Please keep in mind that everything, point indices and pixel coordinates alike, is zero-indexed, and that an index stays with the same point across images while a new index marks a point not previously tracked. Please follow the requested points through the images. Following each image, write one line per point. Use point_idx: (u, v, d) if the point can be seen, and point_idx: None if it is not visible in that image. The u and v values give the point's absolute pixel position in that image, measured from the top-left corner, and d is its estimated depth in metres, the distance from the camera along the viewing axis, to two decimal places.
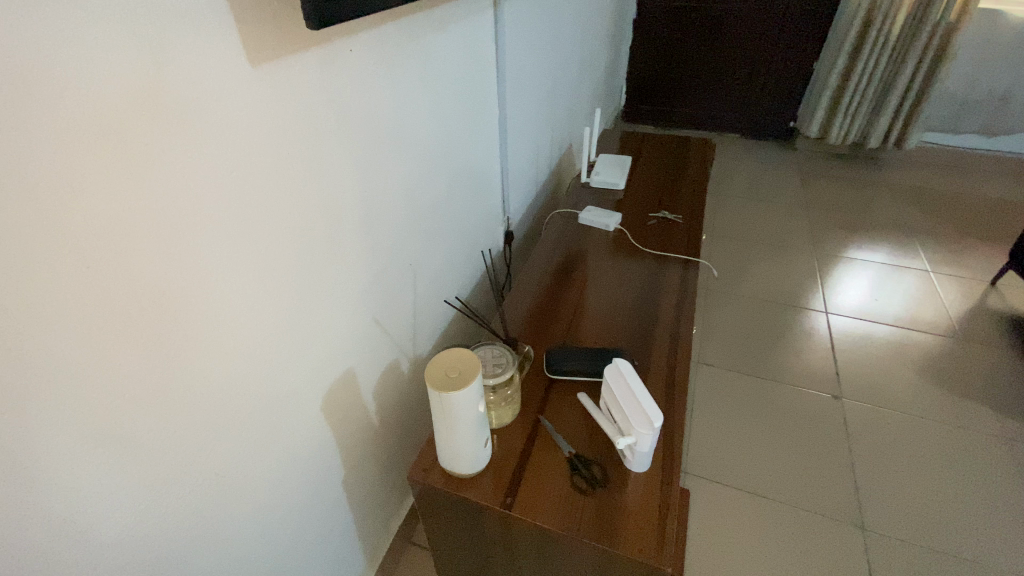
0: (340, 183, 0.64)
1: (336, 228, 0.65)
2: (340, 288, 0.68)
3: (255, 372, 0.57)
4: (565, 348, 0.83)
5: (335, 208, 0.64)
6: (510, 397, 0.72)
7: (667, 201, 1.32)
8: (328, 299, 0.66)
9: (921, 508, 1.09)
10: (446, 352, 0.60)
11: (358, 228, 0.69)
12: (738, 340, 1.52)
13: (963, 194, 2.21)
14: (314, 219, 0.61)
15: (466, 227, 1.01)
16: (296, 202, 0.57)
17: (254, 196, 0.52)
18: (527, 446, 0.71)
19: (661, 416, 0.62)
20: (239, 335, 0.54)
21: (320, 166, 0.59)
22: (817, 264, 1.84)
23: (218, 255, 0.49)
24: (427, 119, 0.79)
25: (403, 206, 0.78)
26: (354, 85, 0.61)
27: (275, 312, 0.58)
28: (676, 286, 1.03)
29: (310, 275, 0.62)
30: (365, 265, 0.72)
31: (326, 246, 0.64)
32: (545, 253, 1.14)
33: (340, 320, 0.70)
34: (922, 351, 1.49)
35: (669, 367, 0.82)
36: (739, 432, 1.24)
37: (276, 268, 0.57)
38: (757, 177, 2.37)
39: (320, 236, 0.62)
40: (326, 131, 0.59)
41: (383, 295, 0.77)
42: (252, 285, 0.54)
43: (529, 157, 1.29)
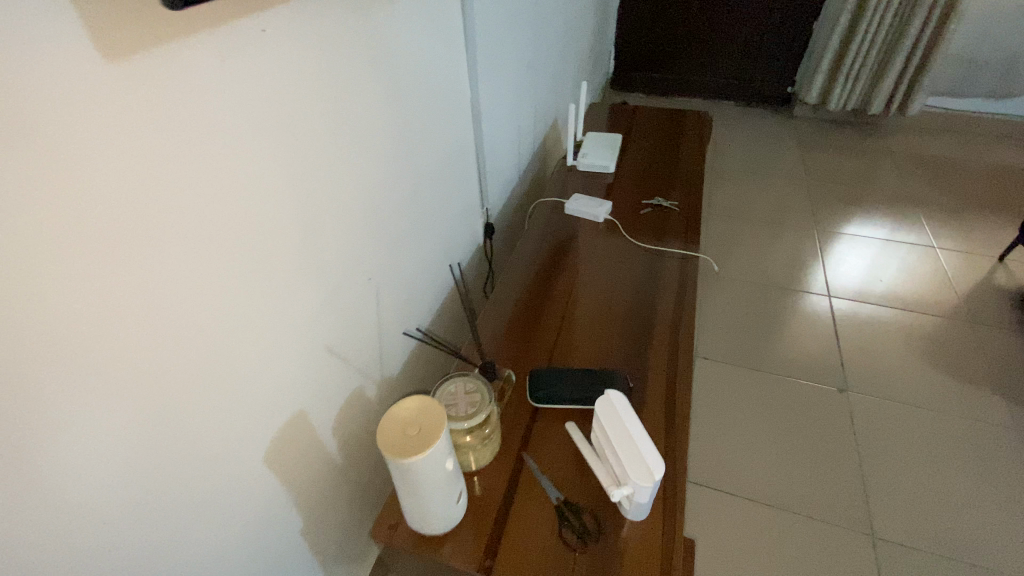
0: (270, 197, 0.52)
1: (268, 253, 0.53)
2: (284, 319, 0.57)
3: (172, 441, 0.46)
4: (550, 371, 0.73)
5: (264, 229, 0.52)
6: (488, 439, 0.62)
7: (661, 186, 1.21)
8: (267, 336, 0.55)
9: (933, 510, 1.03)
10: (404, 402, 0.50)
11: (301, 246, 0.57)
12: (737, 329, 1.43)
13: (967, 162, 2.11)
14: (235, 247, 0.48)
15: (438, 226, 0.90)
16: (205, 229, 0.45)
17: (149, 229, 0.40)
18: (509, 492, 0.62)
19: (663, 467, 0.54)
20: (139, 406, 0.42)
21: (235, 180, 0.47)
22: (818, 242, 1.74)
23: (88, 316, 0.37)
24: (381, 107, 0.67)
25: (358, 213, 0.67)
26: (276, 73, 0.49)
27: (191, 368, 0.47)
28: (674, 287, 0.93)
29: (237, 315, 0.51)
30: (313, 288, 0.61)
31: (256, 276, 0.52)
32: (527, 250, 1.03)
33: (286, 356, 0.59)
34: (929, 334, 1.42)
35: (669, 388, 0.73)
36: (740, 433, 1.16)
37: (185, 317, 0.45)
38: (753, 148, 2.24)
39: (245, 267, 0.50)
40: (241, 135, 0.46)
41: (339, 319, 0.66)
42: (151, 342, 0.42)
43: (508, 140, 1.16)
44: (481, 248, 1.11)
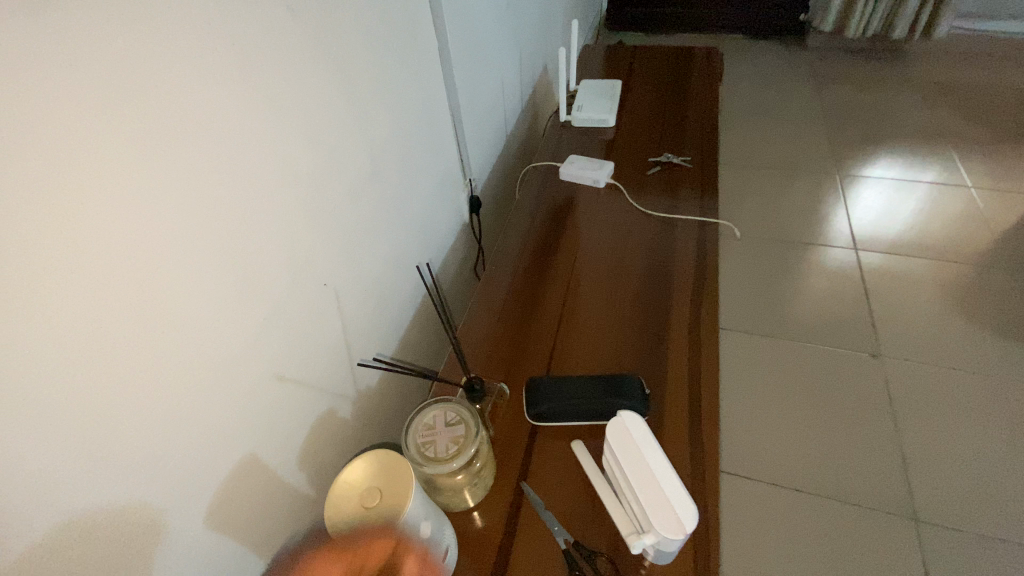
0: (182, 223, 0.39)
1: (192, 298, 0.41)
2: (236, 339, 0.46)
3: (79, 553, 0.35)
4: (550, 380, 0.63)
5: (180, 267, 0.39)
6: (477, 474, 0.52)
7: (668, 140, 1.06)
8: (206, 393, 0.44)
9: (980, 487, 0.94)
10: (351, 467, 0.38)
11: (234, 270, 0.45)
12: (757, 291, 1.30)
13: (999, 88, 1.93)
14: (140, 302, 0.36)
15: (409, 207, 0.77)
16: (86, 287, 0.33)
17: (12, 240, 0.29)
18: (510, 533, 0.52)
19: (697, 518, 0.44)
20: (24, 531, 0.31)
21: (121, 215, 0.34)
22: (841, 186, 1.59)
23: None
24: (319, 68, 0.53)
25: (303, 207, 0.53)
26: (153, 48, 0.35)
27: (115, 426, 0.36)
28: (691, 266, 0.81)
29: (159, 382, 0.39)
30: (256, 314, 0.49)
31: (179, 330, 0.40)
32: (518, 227, 0.90)
33: (230, 401, 0.47)
34: (968, 286, 1.29)
35: (691, 401, 0.64)
36: (764, 411, 1.07)
37: (89, 354, 0.33)
38: (764, 85, 2.04)
39: (163, 322, 0.38)
40: (120, 151, 0.34)
41: (290, 336, 0.54)
42: (46, 407, 0.31)
43: (489, 96, 1.01)
44: (467, 225, 0.98)
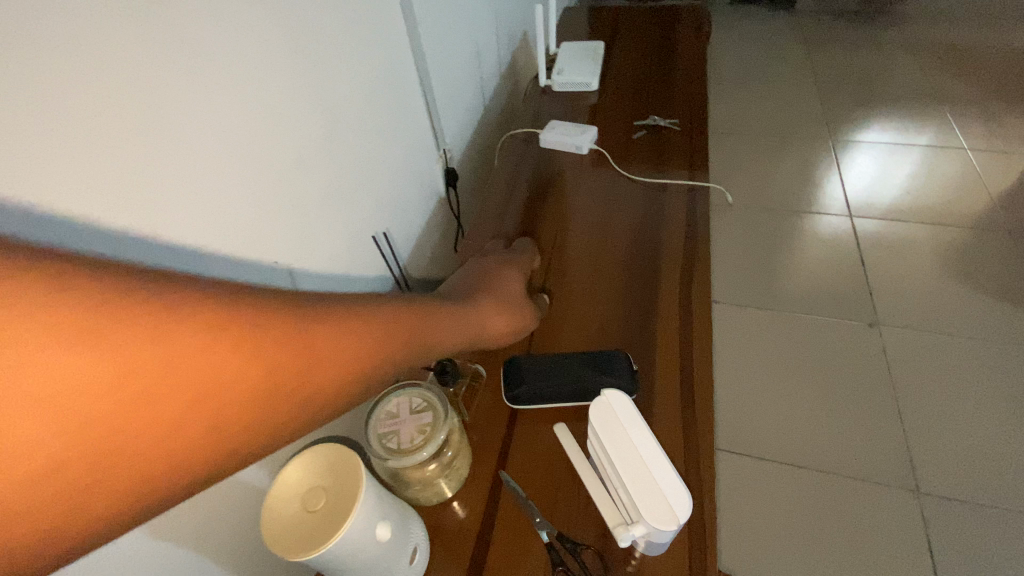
0: (185, 46, 0.36)
1: (198, 131, 0.38)
2: (298, 114, 0.49)
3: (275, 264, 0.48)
4: (530, 359, 0.58)
5: (208, 124, 0.38)
6: (451, 463, 0.48)
7: (655, 104, 1.00)
8: (214, 244, 0.40)
9: (982, 454, 0.91)
10: (291, 466, 0.35)
11: (238, 120, 0.42)
12: (749, 262, 1.26)
13: (991, 49, 1.88)
14: (160, 130, 0.35)
15: (377, 178, 0.70)
16: (161, 162, 0.35)
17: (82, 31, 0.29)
18: (487, 527, 0.48)
19: (691, 507, 0.40)
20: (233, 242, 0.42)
21: (142, 73, 0.33)
22: (834, 152, 1.53)
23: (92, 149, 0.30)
24: None
25: (301, 91, 0.50)
26: None
27: (240, 173, 0.42)
28: (681, 233, 0.77)
29: (163, 209, 0.36)
30: (263, 178, 0.45)
31: (185, 161, 0.37)
32: (498, 199, 0.85)
33: (237, 267, 0.43)
34: (965, 250, 1.25)
35: (683, 378, 0.59)
36: (760, 384, 1.03)
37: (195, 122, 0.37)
38: (752, 50, 1.97)
39: (163, 145, 0.35)
40: None
41: (292, 220, 0.50)
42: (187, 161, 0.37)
43: (462, 61, 0.93)
44: (442, 200, 0.92)
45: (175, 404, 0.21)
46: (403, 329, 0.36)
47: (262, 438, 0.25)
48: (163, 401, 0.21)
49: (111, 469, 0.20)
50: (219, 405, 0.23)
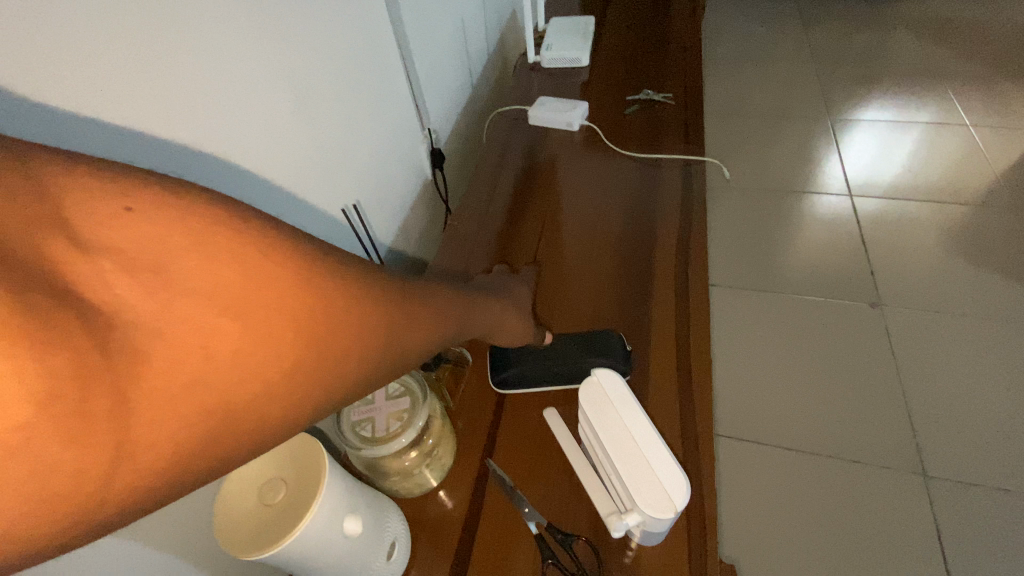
0: None
1: (142, 19, 0.37)
2: (285, 46, 0.51)
3: (294, 180, 0.55)
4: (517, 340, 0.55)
5: (206, 66, 0.42)
6: (429, 450, 0.46)
7: (648, 79, 0.97)
8: (241, 170, 0.47)
9: (989, 436, 0.88)
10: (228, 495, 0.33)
11: (189, 12, 0.40)
12: (748, 243, 1.22)
13: (991, 24, 1.84)
14: (166, 77, 0.39)
15: (357, 153, 0.67)
16: (176, 108, 0.40)
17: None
18: (474, 517, 0.46)
19: (689, 493, 0.37)
20: (254, 164, 0.49)
21: (136, 26, 0.36)
22: (832, 131, 1.50)
23: (116, 98, 0.36)
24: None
25: (286, 17, 0.51)
26: None
27: (243, 103, 0.47)
28: (676, 209, 0.74)
29: (110, 98, 0.35)
30: (223, 82, 0.44)
31: (131, 52, 0.36)
32: (485, 178, 0.81)
33: (196, 170, 0.43)
34: (968, 228, 1.22)
35: (680, 358, 0.56)
36: (761, 367, 1.00)
37: (193, 63, 0.41)
38: (748, 30, 1.93)
39: (107, 31, 0.35)
40: None
41: (257, 131, 0.49)
42: (196, 99, 0.42)
43: (447, 36, 0.89)
44: (429, 182, 0.89)
45: (264, 358, 0.23)
46: (447, 310, 0.36)
47: (390, 352, 0.29)
48: (257, 349, 0.23)
49: (293, 380, 0.24)
50: (301, 363, 0.25)
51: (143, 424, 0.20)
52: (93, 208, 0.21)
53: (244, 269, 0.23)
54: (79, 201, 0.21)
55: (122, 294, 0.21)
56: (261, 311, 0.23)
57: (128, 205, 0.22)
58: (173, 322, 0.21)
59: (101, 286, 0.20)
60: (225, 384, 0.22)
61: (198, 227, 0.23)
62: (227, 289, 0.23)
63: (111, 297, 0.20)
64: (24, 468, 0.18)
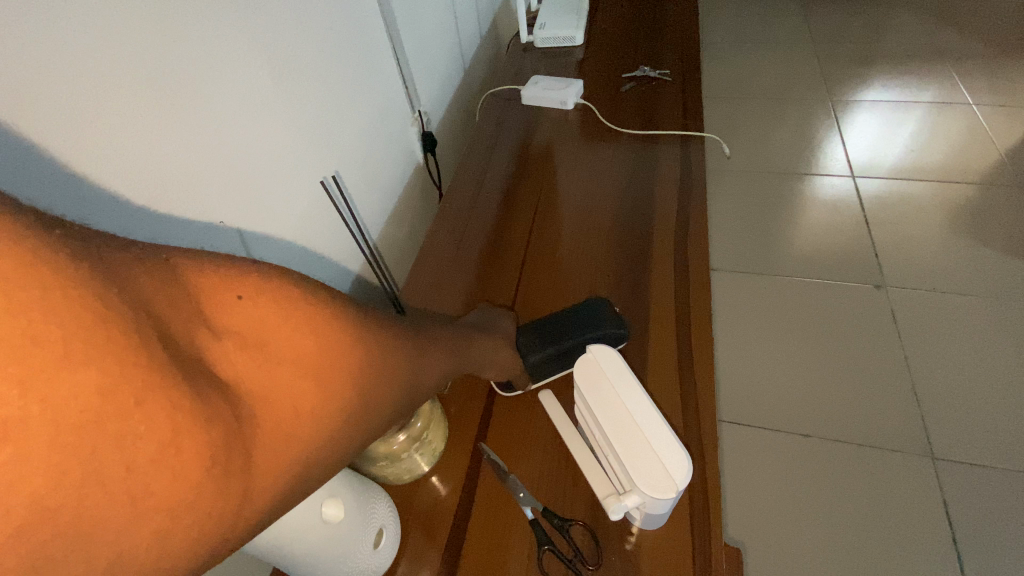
0: (164, 66, 0.39)
1: (141, 97, 0.38)
2: (281, 68, 0.52)
3: (312, 216, 0.58)
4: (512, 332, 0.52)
5: (222, 137, 0.45)
6: (424, 437, 0.44)
7: (644, 56, 0.94)
8: (261, 223, 0.50)
9: (998, 417, 0.86)
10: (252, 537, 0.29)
11: (199, 84, 0.42)
12: (749, 228, 1.20)
13: (992, 4, 1.81)
14: (190, 154, 0.42)
15: (350, 150, 0.66)
16: (202, 178, 0.43)
17: (93, 102, 0.34)
18: (466, 502, 0.44)
19: (691, 471, 0.35)
20: (275, 213, 0.52)
21: (157, 112, 0.39)
22: (834, 113, 1.47)
23: (150, 183, 0.39)
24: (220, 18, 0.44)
25: (286, 52, 0.52)
26: None
27: (257, 157, 0.49)
28: (674, 188, 0.71)
29: (110, 172, 0.36)
30: (234, 144, 0.46)
31: (129, 128, 0.37)
32: (477, 159, 0.79)
33: (220, 236, 0.45)
34: (972, 207, 1.19)
35: (679, 337, 0.55)
36: (764, 351, 0.98)
37: (209, 134, 0.43)
38: (746, 12, 1.90)
39: (105, 108, 0.35)
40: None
41: (254, 187, 0.49)
42: (217, 164, 0.44)
43: (438, 15, 0.87)
44: (420, 166, 0.86)
45: (332, 413, 0.28)
46: (438, 353, 0.38)
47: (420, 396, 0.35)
48: (330, 403, 0.28)
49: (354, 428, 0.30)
50: (356, 416, 0.30)
51: (260, 478, 0.25)
52: (213, 296, 0.26)
53: (322, 341, 0.28)
54: (207, 292, 0.26)
55: (242, 371, 0.26)
56: (333, 374, 0.28)
57: (240, 293, 0.27)
58: (274, 389, 0.26)
59: (226, 363, 0.25)
60: (309, 435, 0.27)
61: (292, 306, 0.28)
62: (310, 358, 0.28)
63: (232, 372, 0.25)
64: (186, 527, 0.22)
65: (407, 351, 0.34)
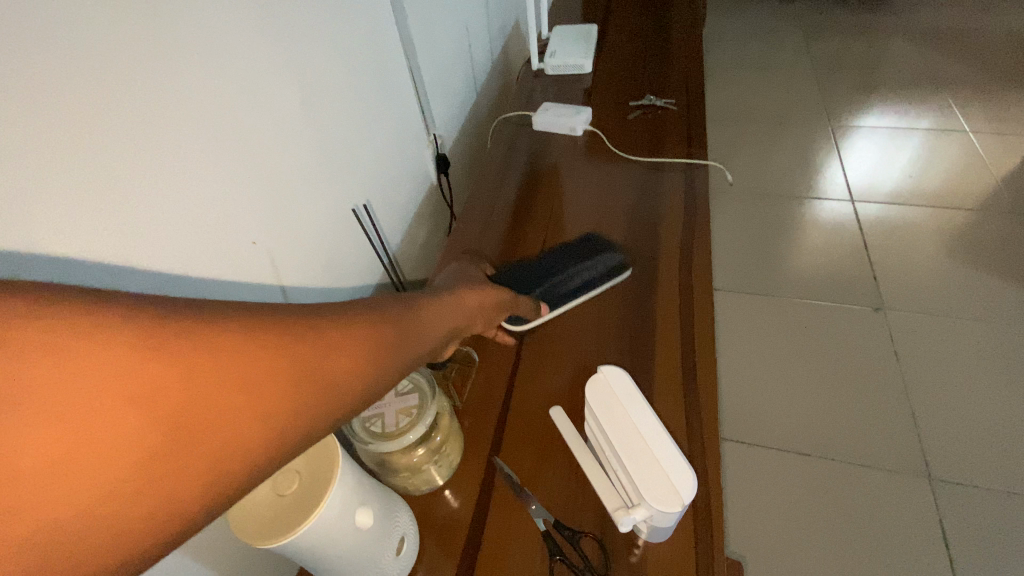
0: (204, 132, 0.41)
1: (187, 169, 0.39)
2: (307, 101, 0.54)
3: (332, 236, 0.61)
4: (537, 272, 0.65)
5: (255, 187, 0.47)
6: (439, 448, 0.47)
7: (649, 84, 0.98)
8: (290, 249, 0.53)
9: (993, 439, 0.88)
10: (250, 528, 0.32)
11: (232, 138, 0.44)
12: (751, 249, 1.23)
13: (987, 33, 1.87)
14: (230, 209, 0.44)
15: (367, 173, 0.68)
16: (242, 226, 0.46)
17: (149, 189, 0.37)
18: (481, 513, 0.46)
19: (695, 487, 0.38)
20: (300, 239, 0.55)
21: (204, 181, 0.41)
22: (833, 137, 1.51)
23: (204, 243, 0.42)
24: (256, 63, 0.46)
25: (312, 83, 0.55)
26: None
27: (283, 190, 0.51)
28: (678, 212, 0.74)
29: (132, 230, 0.36)
30: (265, 188, 0.49)
31: (173, 196, 0.39)
32: (489, 182, 0.82)
33: (258, 270, 0.49)
34: (967, 232, 1.23)
35: (683, 357, 0.57)
36: (765, 371, 1.00)
37: (244, 186, 0.46)
38: (747, 37, 1.95)
39: (143, 183, 0.36)
40: (134, 85, 0.35)
41: (269, 210, 0.49)
42: (253, 210, 0.47)
43: (452, 43, 0.91)
44: (434, 186, 0.89)
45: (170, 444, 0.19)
46: (391, 336, 0.31)
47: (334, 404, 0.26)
48: (127, 436, 0.18)
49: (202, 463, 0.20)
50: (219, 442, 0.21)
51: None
52: None
53: (100, 353, 0.18)
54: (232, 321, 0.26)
55: None
56: (139, 395, 0.19)
57: None
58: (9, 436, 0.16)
59: None
60: (89, 488, 0.17)
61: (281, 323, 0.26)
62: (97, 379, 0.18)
63: None
64: None
65: (347, 345, 0.27)
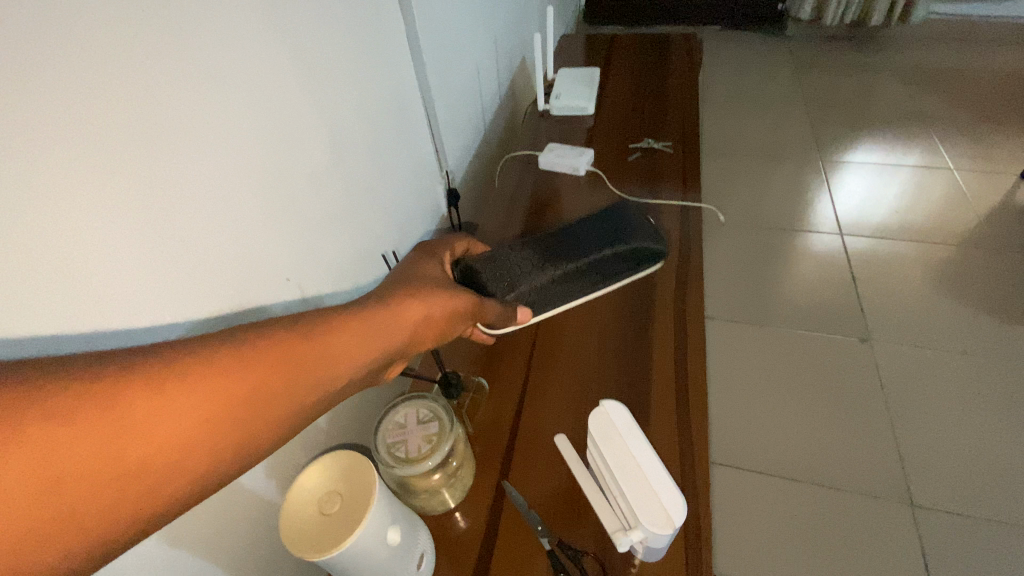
0: (246, 172, 0.45)
1: (230, 205, 0.44)
2: (336, 147, 0.60)
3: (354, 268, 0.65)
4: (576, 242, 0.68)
5: (287, 220, 0.51)
6: (455, 473, 0.51)
7: (648, 126, 1.05)
8: (316, 279, 0.58)
9: (972, 468, 0.92)
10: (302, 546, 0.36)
11: (270, 179, 0.48)
12: (744, 279, 1.28)
13: (973, 74, 1.95)
14: (264, 241, 0.48)
15: (386, 208, 0.74)
16: (274, 256, 0.50)
17: (197, 223, 0.40)
18: (490, 533, 0.50)
19: (686, 512, 0.42)
20: (326, 269, 0.59)
21: (243, 214, 0.45)
22: (824, 172, 1.58)
23: (241, 271, 0.46)
24: (295, 116, 0.52)
25: (340, 131, 0.60)
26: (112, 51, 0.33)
27: (312, 224, 0.56)
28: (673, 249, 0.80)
29: (185, 286, 0.40)
30: (296, 222, 0.53)
31: (217, 229, 0.43)
32: (497, 217, 0.87)
33: (288, 299, 0.53)
34: (952, 267, 1.28)
35: (677, 388, 0.62)
36: (755, 398, 1.05)
37: (277, 219, 0.50)
38: (743, 73, 2.04)
39: (192, 218, 0.40)
40: (192, 134, 0.39)
41: (300, 248, 0.54)
42: (283, 241, 0.51)
43: (465, 87, 0.97)
44: (444, 218, 0.95)
45: (117, 476, 0.26)
46: (310, 353, 0.35)
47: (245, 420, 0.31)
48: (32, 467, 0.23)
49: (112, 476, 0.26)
50: (156, 464, 0.27)
51: None
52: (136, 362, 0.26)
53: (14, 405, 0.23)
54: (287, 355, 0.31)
55: None
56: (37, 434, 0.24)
57: None
58: None
59: None
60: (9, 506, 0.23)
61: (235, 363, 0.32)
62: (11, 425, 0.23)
63: None
64: None
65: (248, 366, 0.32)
